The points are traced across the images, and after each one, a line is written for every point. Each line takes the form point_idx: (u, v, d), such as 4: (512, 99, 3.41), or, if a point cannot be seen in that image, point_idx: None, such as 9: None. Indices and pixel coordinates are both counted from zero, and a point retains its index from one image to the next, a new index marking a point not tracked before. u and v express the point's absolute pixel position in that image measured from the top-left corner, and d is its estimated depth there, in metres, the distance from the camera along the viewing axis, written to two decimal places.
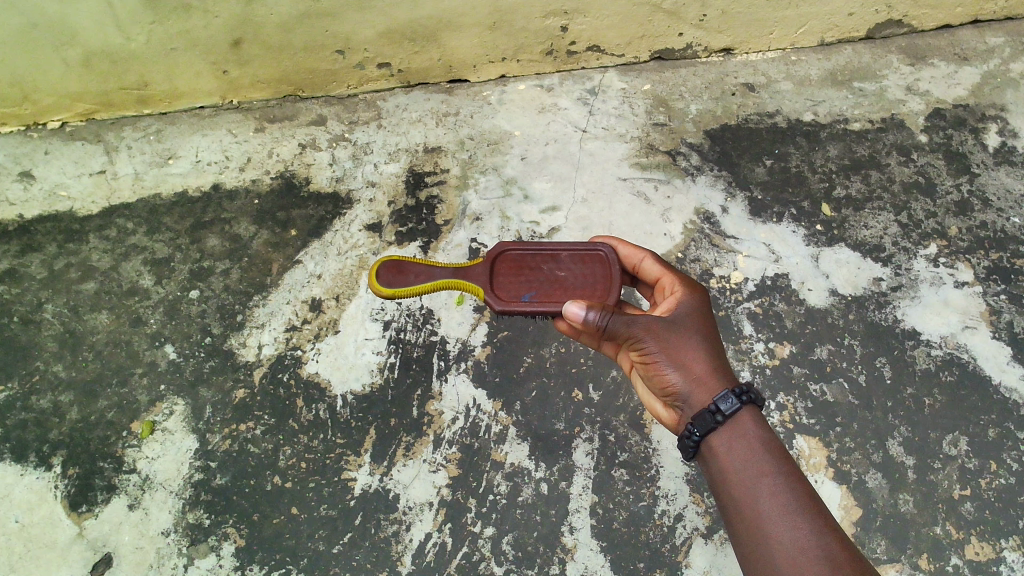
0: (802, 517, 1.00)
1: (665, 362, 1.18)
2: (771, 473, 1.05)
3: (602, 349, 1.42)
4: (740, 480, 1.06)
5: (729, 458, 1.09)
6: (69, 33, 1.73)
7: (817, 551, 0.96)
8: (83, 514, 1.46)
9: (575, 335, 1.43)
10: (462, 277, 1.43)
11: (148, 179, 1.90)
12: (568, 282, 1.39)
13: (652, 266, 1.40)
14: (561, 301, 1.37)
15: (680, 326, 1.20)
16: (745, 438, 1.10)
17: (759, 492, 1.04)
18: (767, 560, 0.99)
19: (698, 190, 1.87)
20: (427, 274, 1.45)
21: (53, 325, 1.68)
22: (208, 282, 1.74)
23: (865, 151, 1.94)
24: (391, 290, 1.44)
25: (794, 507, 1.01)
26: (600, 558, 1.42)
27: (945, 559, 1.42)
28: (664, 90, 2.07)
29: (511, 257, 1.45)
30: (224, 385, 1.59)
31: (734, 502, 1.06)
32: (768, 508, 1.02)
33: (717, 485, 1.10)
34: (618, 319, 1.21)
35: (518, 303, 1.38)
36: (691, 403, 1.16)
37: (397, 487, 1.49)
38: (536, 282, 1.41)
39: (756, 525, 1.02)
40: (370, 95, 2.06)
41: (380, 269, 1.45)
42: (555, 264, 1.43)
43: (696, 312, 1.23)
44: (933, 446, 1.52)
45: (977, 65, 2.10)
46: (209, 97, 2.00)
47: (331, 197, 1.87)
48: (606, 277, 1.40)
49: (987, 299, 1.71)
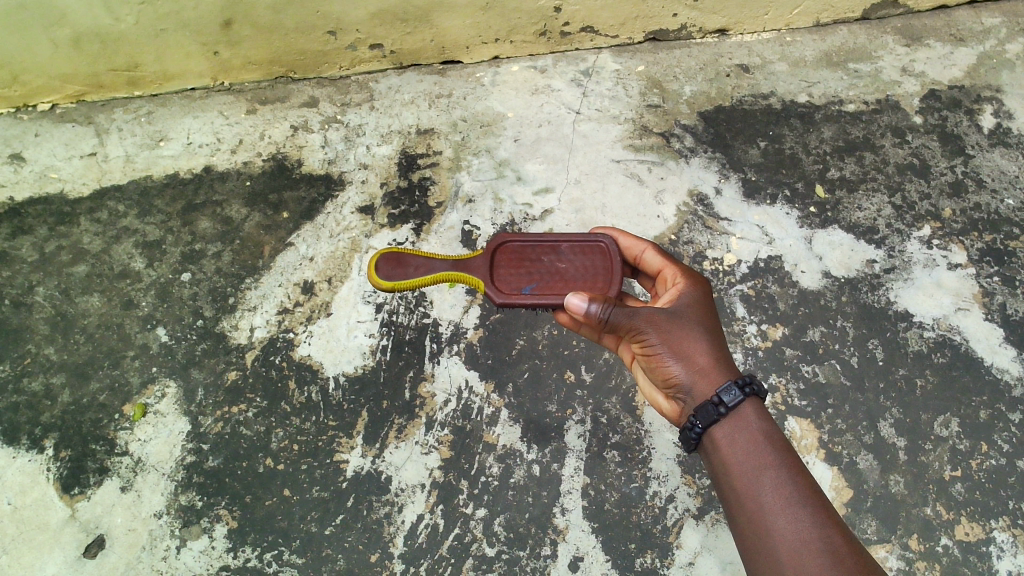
0: (804, 509, 1.01)
1: (667, 354, 1.18)
2: (773, 465, 1.06)
3: (603, 340, 1.43)
4: (742, 472, 1.07)
5: (731, 450, 1.10)
6: (57, 13, 1.71)
7: (819, 544, 0.97)
8: (76, 496, 1.46)
9: (577, 327, 1.43)
10: (461, 268, 1.43)
11: (139, 161, 1.89)
12: (569, 274, 1.40)
13: (654, 258, 1.41)
14: (562, 292, 1.38)
15: (681, 318, 1.20)
16: (747, 431, 1.10)
17: (761, 483, 1.05)
18: (768, 552, 1.00)
19: (692, 172, 1.86)
20: (426, 266, 1.45)
21: (44, 308, 1.67)
22: (199, 264, 1.73)
23: (859, 133, 1.93)
24: (390, 283, 1.45)
25: (796, 499, 1.02)
26: (591, 540, 1.43)
27: (934, 540, 1.42)
28: (658, 72, 2.06)
29: (511, 248, 1.45)
30: (216, 367, 1.59)
31: (736, 494, 1.07)
32: (770, 500, 1.03)
33: (719, 476, 1.11)
34: (620, 311, 1.20)
35: (519, 296, 1.38)
36: (694, 395, 1.16)
37: (389, 469, 1.49)
38: (536, 274, 1.41)
39: (758, 517, 1.03)
40: (363, 76, 2.05)
41: (378, 262, 1.45)
42: (556, 255, 1.43)
43: (697, 304, 1.23)
44: (924, 427, 1.53)
45: (973, 45, 2.09)
46: (200, 79, 1.99)
47: (323, 179, 1.86)
48: (608, 269, 1.41)
49: (980, 281, 1.71)
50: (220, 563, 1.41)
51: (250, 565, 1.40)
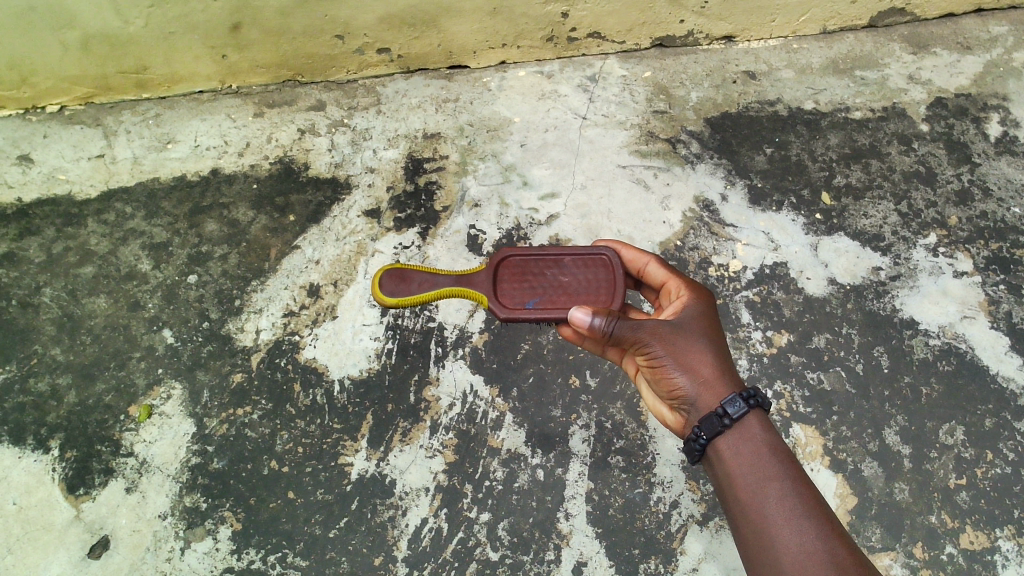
0: (809, 521, 1.01)
1: (672, 366, 1.18)
2: (778, 477, 1.06)
3: (607, 354, 1.41)
4: (747, 483, 1.07)
5: (735, 461, 1.10)
6: (67, 16, 1.72)
7: (823, 555, 0.97)
8: (81, 496, 1.46)
9: (580, 341, 1.43)
10: (463, 283, 1.43)
11: (147, 162, 1.90)
12: (572, 287, 1.40)
13: (657, 270, 1.40)
14: (564, 306, 1.38)
15: (685, 330, 1.20)
16: (752, 443, 1.11)
17: (765, 494, 1.05)
18: (772, 562, 1.00)
19: (698, 179, 1.86)
20: (430, 281, 1.45)
21: (51, 309, 1.68)
22: (206, 266, 1.74)
23: (866, 140, 1.93)
24: (395, 300, 1.44)
25: (800, 510, 1.02)
26: (595, 545, 1.43)
27: (939, 548, 1.42)
28: (665, 78, 2.06)
29: (514, 263, 1.45)
30: (221, 369, 1.60)
31: (740, 505, 1.07)
32: (775, 512, 1.03)
33: (724, 488, 1.11)
34: (624, 323, 1.20)
35: (523, 311, 1.38)
36: (698, 407, 1.16)
37: (393, 472, 1.49)
38: (539, 288, 1.41)
39: (762, 529, 1.03)
40: (370, 80, 2.06)
41: (382, 279, 1.45)
42: (558, 269, 1.43)
43: (702, 317, 1.23)
44: (929, 435, 1.52)
45: (980, 54, 2.09)
46: (208, 81, 1.99)
47: (330, 182, 1.86)
48: (611, 281, 1.41)
49: (986, 289, 1.71)
50: (224, 565, 1.41)
51: (254, 567, 1.40)
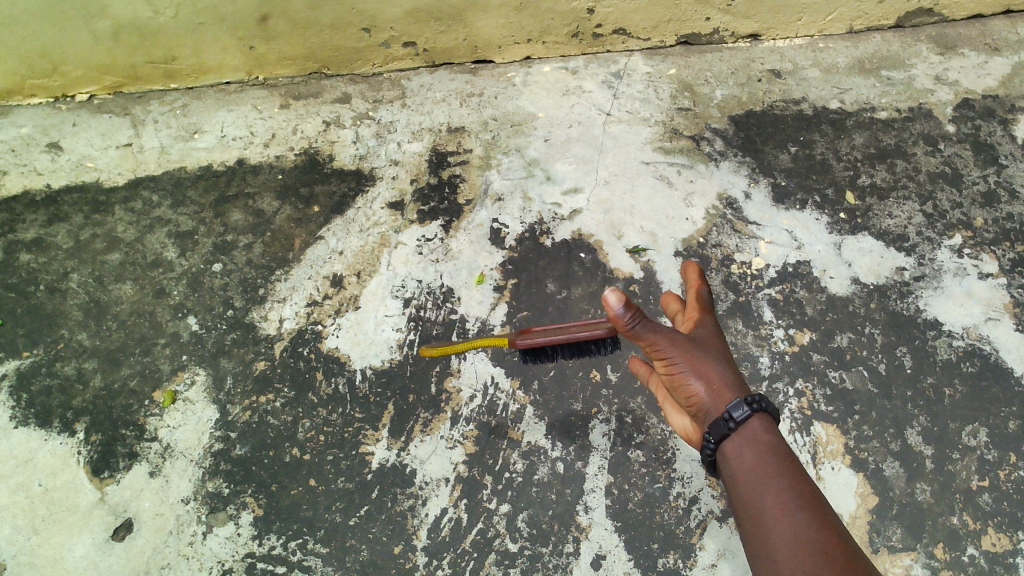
0: (803, 513, 0.99)
1: (688, 373, 1.17)
2: (778, 474, 1.05)
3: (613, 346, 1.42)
4: (749, 483, 1.07)
5: (740, 465, 1.10)
6: (98, 6, 1.75)
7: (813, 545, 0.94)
8: (105, 479, 1.48)
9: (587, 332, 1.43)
10: None
11: (173, 152, 1.91)
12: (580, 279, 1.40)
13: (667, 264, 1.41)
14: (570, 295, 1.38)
15: (699, 345, 1.21)
16: (756, 444, 1.10)
17: (763, 490, 1.04)
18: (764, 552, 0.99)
19: (721, 176, 1.86)
20: None
21: (78, 294, 1.70)
22: (231, 255, 1.75)
23: (891, 140, 1.92)
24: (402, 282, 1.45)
25: (796, 504, 1.01)
26: (614, 539, 1.42)
27: (960, 549, 1.41)
28: (690, 75, 2.06)
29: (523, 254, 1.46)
30: (245, 357, 1.61)
31: (743, 506, 1.07)
32: (771, 507, 1.02)
33: (730, 492, 1.11)
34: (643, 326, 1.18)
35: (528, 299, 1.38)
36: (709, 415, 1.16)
37: (414, 462, 1.50)
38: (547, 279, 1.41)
39: (760, 525, 1.02)
40: (395, 74, 2.07)
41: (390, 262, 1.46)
42: None
43: (712, 337, 1.24)
44: (951, 437, 1.51)
45: (1008, 55, 2.08)
46: (235, 73, 2.01)
47: (354, 174, 1.88)
48: None
49: (1012, 291, 1.69)
50: (245, 550, 1.42)
51: (275, 552, 1.41)
